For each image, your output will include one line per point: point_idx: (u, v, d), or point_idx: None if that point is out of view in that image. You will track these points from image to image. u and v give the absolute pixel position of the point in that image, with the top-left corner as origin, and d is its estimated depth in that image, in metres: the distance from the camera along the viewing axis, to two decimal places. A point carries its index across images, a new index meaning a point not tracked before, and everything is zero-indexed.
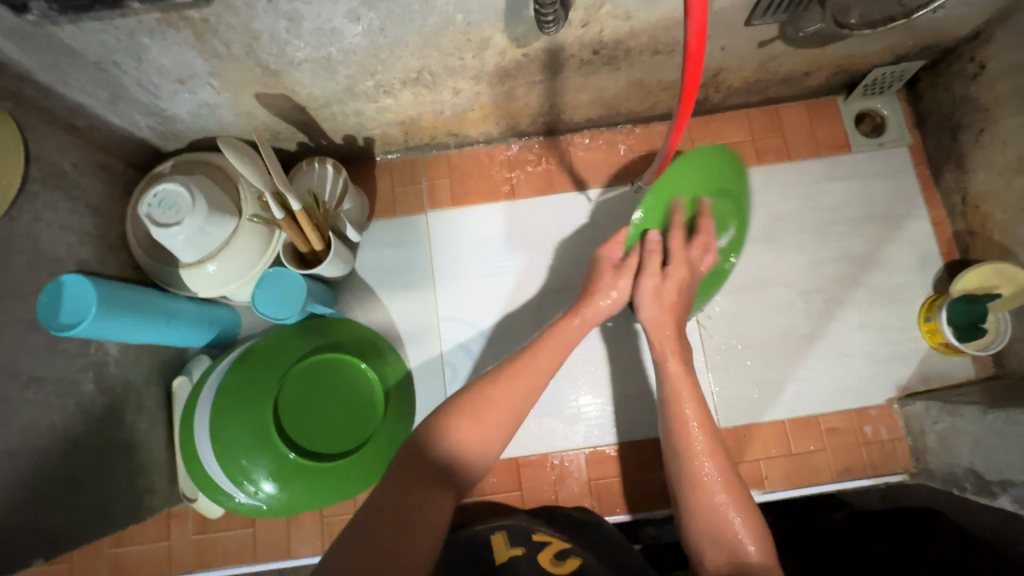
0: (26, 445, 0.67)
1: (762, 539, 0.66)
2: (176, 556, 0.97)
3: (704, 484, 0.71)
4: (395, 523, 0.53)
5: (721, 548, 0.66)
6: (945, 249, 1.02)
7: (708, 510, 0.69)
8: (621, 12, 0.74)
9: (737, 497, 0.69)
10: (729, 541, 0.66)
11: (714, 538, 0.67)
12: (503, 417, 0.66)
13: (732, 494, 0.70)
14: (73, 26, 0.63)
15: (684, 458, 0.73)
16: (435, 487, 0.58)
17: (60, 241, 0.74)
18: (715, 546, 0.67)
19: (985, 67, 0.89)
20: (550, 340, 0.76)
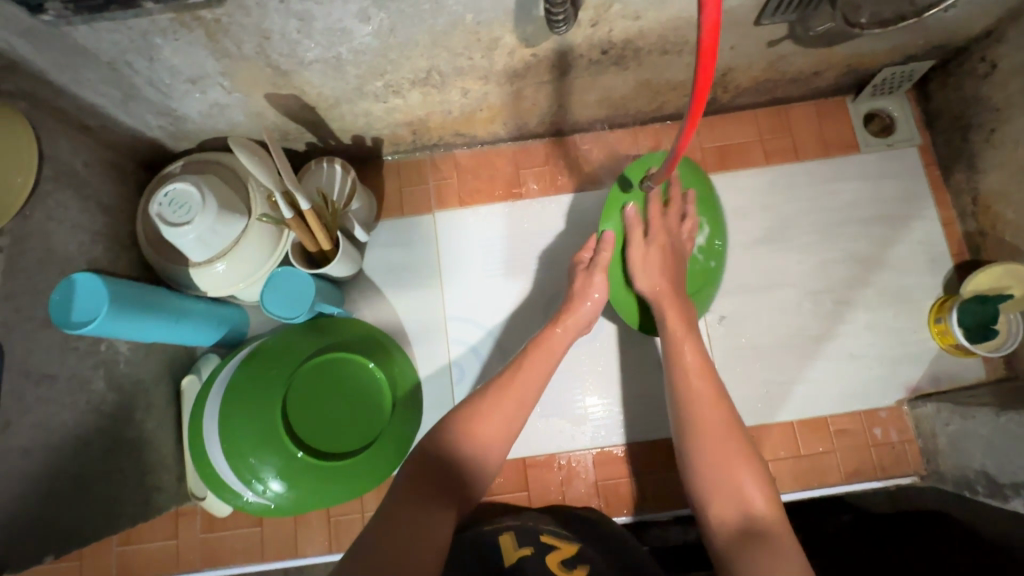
0: (37, 442, 0.68)
1: (771, 488, 0.65)
2: (184, 554, 0.97)
3: (711, 430, 0.70)
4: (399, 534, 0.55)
5: (731, 500, 0.64)
6: (955, 250, 1.01)
7: (713, 459, 0.67)
8: (630, 11, 0.74)
9: (743, 444, 0.68)
10: (735, 489, 0.65)
11: (720, 490, 0.65)
12: (485, 443, 0.67)
13: (739, 442, 0.68)
14: (87, 26, 0.64)
15: (690, 407, 0.73)
16: (433, 502, 0.60)
17: (72, 240, 0.75)
18: (720, 497, 0.65)
19: (996, 66, 0.88)
20: (535, 353, 0.77)
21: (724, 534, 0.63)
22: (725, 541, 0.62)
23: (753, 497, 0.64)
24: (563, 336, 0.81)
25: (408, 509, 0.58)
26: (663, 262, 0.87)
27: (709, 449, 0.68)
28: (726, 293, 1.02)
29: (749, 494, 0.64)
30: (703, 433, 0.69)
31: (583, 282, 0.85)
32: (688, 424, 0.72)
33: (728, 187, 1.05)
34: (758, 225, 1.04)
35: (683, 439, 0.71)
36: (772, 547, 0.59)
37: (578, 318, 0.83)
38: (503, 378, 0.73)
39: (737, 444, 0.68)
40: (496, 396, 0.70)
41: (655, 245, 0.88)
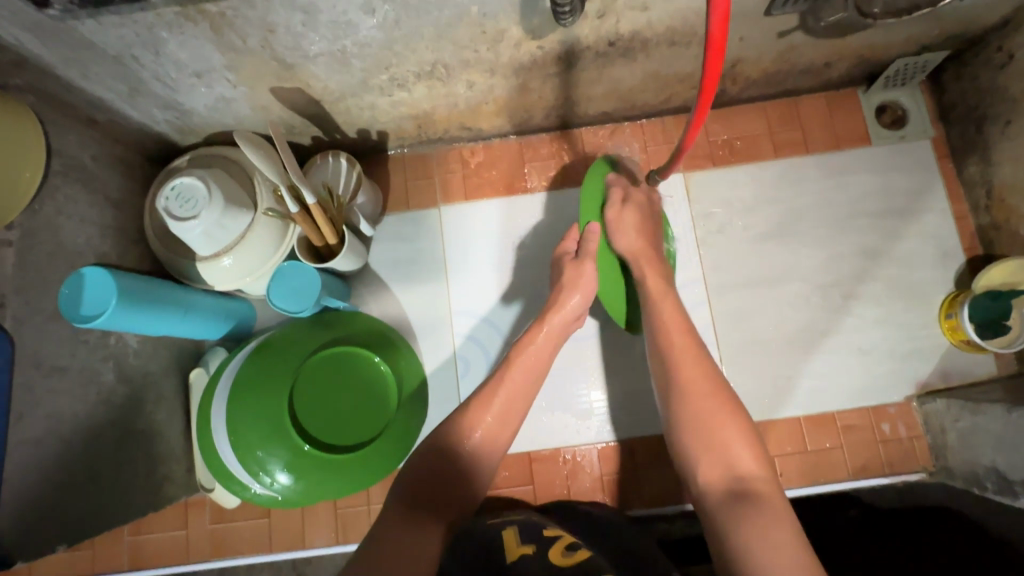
0: (49, 433, 0.69)
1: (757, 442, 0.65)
2: (193, 544, 0.98)
3: (698, 388, 0.69)
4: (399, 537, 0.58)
5: (721, 466, 0.64)
6: (967, 244, 1.00)
7: (699, 425, 0.67)
8: (638, 2, 0.73)
9: (728, 398, 0.68)
10: (721, 444, 0.64)
11: (706, 453, 0.65)
12: (475, 449, 0.68)
13: (726, 403, 0.67)
14: (93, 20, 0.64)
15: (672, 360, 0.73)
16: (425, 516, 0.61)
17: (80, 234, 0.75)
18: (707, 460, 0.65)
19: (1013, 56, 0.86)
20: (522, 363, 0.75)
21: (708, 492, 0.63)
22: (711, 499, 0.62)
23: (744, 458, 0.63)
24: (549, 336, 0.78)
25: (404, 521, 0.60)
26: (641, 222, 0.85)
27: (697, 408, 0.67)
28: (733, 287, 1.02)
29: (734, 447, 0.64)
30: (682, 386, 0.70)
31: (571, 275, 0.82)
32: (671, 380, 0.71)
33: (736, 180, 1.04)
34: (766, 219, 1.03)
35: (668, 397, 0.71)
36: (759, 506, 0.58)
37: (566, 314, 0.80)
38: (491, 384, 0.73)
39: (728, 406, 0.67)
40: (486, 405, 0.70)
41: (634, 202, 0.86)
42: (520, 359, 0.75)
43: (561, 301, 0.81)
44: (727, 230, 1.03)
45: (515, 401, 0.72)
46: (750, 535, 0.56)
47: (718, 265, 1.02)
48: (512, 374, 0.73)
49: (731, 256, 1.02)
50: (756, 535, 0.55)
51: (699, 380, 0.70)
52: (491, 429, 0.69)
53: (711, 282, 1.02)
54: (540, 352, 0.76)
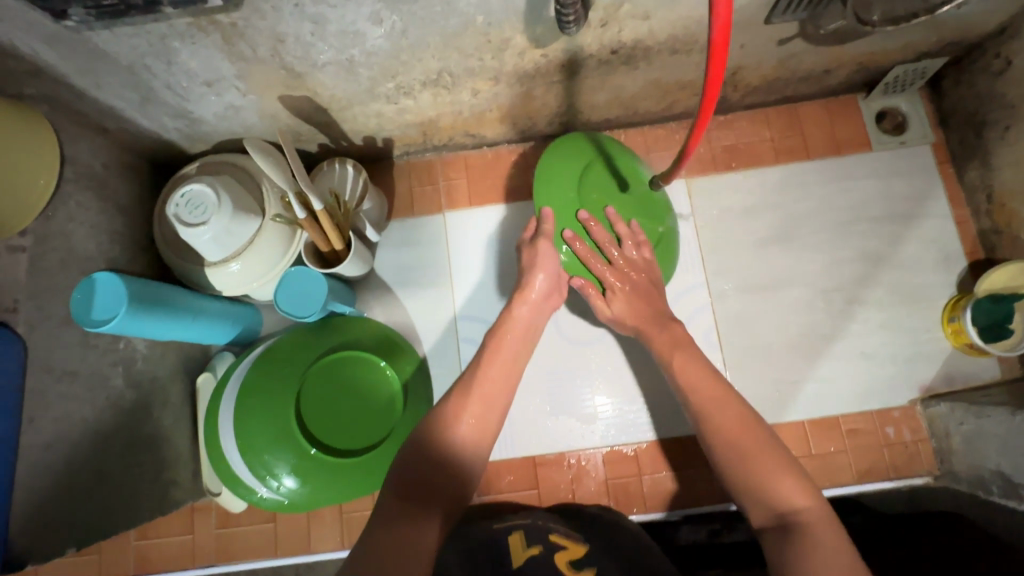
0: (59, 437, 0.69)
1: (796, 469, 0.65)
2: (199, 549, 0.99)
3: (727, 426, 0.70)
4: (401, 540, 0.58)
5: (768, 505, 0.64)
6: (969, 248, 1.00)
7: (737, 461, 0.67)
8: (640, 11, 0.74)
9: (766, 434, 0.68)
10: (765, 480, 0.64)
11: (758, 488, 0.65)
12: (462, 442, 0.68)
13: (758, 435, 0.68)
14: (108, 31, 0.65)
15: (700, 402, 0.75)
16: (420, 514, 0.61)
17: (91, 240, 0.77)
18: (760, 493, 0.64)
19: (1011, 63, 0.87)
20: (499, 360, 0.76)
21: (769, 531, 0.62)
22: (772, 538, 0.61)
23: (791, 491, 0.63)
24: (519, 332, 0.81)
25: (399, 517, 0.60)
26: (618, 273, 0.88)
27: (740, 446, 0.68)
28: (736, 292, 1.02)
29: (778, 480, 0.64)
30: (716, 431, 0.71)
31: (529, 257, 0.85)
32: (708, 426, 0.72)
33: (737, 186, 1.05)
34: (768, 223, 1.04)
35: (705, 440, 0.72)
36: (813, 542, 0.57)
37: (534, 296, 0.83)
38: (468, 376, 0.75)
39: (763, 441, 0.67)
40: (466, 400, 0.71)
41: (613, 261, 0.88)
42: (499, 355, 0.77)
43: (528, 284, 0.83)
44: (729, 235, 1.04)
45: (494, 396, 0.73)
46: (816, 566, 0.55)
47: (721, 269, 1.03)
48: (487, 369, 0.75)
49: (733, 262, 1.03)
50: (825, 567, 0.55)
51: (732, 419, 0.70)
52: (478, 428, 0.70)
53: (714, 287, 1.03)
54: (512, 351, 0.78)
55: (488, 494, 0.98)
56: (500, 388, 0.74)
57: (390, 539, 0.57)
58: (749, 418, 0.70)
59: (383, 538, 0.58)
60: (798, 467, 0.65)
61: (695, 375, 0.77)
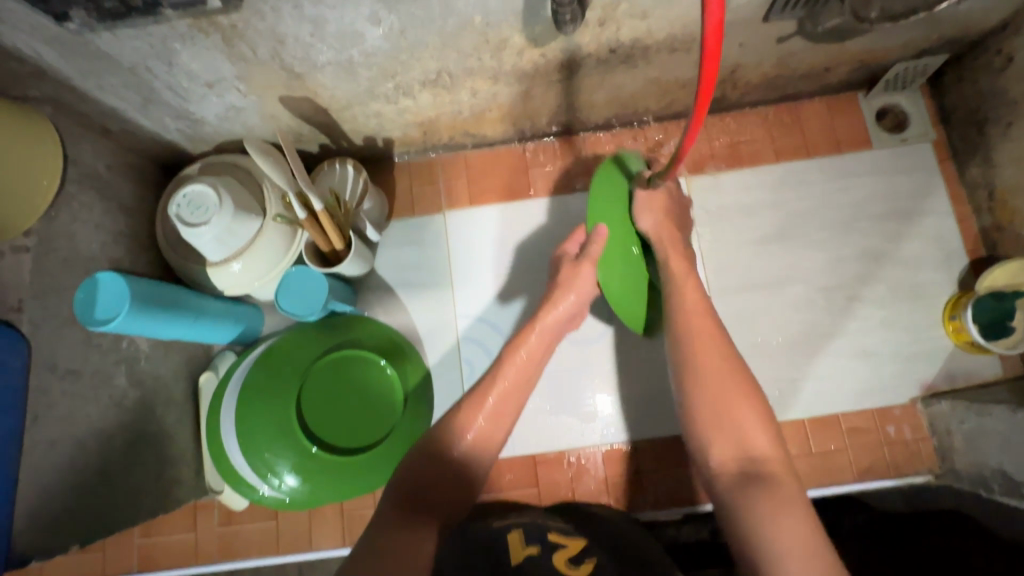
0: (64, 435, 0.70)
1: (773, 429, 0.66)
2: (202, 547, 0.99)
3: (711, 368, 0.71)
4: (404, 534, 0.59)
5: (733, 442, 0.65)
6: (971, 246, 1.00)
7: (708, 405, 0.68)
8: (638, 10, 0.74)
9: (746, 381, 0.69)
10: (737, 430, 0.65)
11: (719, 429, 0.66)
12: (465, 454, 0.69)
13: (739, 380, 0.69)
14: (109, 33, 0.66)
15: (683, 336, 0.75)
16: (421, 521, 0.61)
17: (95, 240, 0.78)
18: (723, 436, 0.66)
19: (1012, 59, 0.87)
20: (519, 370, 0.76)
21: (725, 476, 0.63)
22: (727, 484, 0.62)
23: (757, 437, 0.65)
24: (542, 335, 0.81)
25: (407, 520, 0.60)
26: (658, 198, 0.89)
27: (712, 393, 0.69)
28: (736, 290, 1.02)
29: (754, 436, 0.65)
30: (703, 374, 0.71)
31: (570, 273, 0.85)
32: (686, 368, 0.72)
33: (737, 184, 1.05)
34: (768, 221, 1.04)
35: (680, 376, 0.73)
36: (772, 487, 0.59)
37: (559, 315, 0.83)
38: (485, 384, 0.75)
39: (743, 386, 0.68)
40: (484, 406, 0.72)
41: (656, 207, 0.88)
42: (523, 365, 0.77)
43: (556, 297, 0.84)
44: (728, 234, 1.04)
45: (510, 403, 0.74)
46: (775, 521, 0.56)
47: (721, 268, 1.03)
48: (504, 374, 0.76)
49: (733, 260, 1.03)
50: (779, 513, 0.56)
51: (722, 367, 0.70)
52: (486, 426, 0.71)
53: (714, 285, 1.03)
54: (533, 363, 0.78)
55: (488, 493, 0.99)
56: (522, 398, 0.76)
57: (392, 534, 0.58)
58: (731, 365, 0.71)
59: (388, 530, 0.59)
60: (774, 425, 0.66)
61: (690, 313, 0.77)
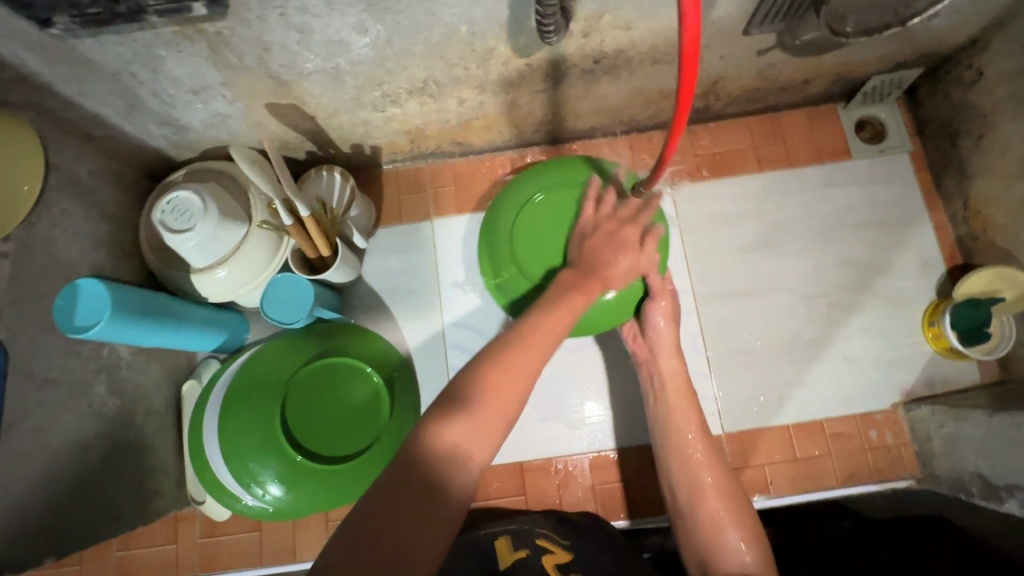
0: (39, 445, 0.69)
1: (758, 548, 0.70)
2: (183, 559, 0.97)
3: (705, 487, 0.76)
4: (403, 519, 0.48)
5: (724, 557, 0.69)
6: (947, 254, 1.02)
7: (706, 516, 0.74)
8: (621, 22, 0.76)
9: (736, 501, 0.75)
10: (728, 553, 0.70)
11: (712, 547, 0.71)
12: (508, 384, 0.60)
13: (726, 502, 0.74)
14: (93, 39, 0.66)
15: (676, 449, 0.81)
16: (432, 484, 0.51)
17: (75, 247, 0.77)
18: (714, 555, 0.70)
19: (983, 73, 0.90)
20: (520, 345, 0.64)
21: None
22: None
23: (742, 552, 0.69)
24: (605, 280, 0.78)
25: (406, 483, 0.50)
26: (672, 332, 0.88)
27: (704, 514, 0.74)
28: (721, 297, 1.03)
29: (736, 554, 0.69)
30: (707, 503, 0.75)
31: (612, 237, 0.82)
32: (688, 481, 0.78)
33: (721, 193, 1.07)
34: (750, 230, 1.05)
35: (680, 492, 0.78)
36: None
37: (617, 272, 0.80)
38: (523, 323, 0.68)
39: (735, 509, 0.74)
40: (471, 403, 0.57)
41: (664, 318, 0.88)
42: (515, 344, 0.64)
43: (592, 289, 0.76)
44: (713, 242, 1.05)
45: (512, 385, 0.60)
46: None
47: (706, 275, 1.04)
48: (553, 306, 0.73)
49: (718, 267, 1.04)
50: None
51: (717, 490, 0.76)
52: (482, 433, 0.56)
53: (699, 292, 1.04)
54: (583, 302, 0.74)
55: (475, 500, 0.98)
56: (526, 374, 0.61)
57: (384, 521, 0.48)
58: (721, 483, 0.76)
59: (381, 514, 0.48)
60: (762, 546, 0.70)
61: (678, 425, 0.83)
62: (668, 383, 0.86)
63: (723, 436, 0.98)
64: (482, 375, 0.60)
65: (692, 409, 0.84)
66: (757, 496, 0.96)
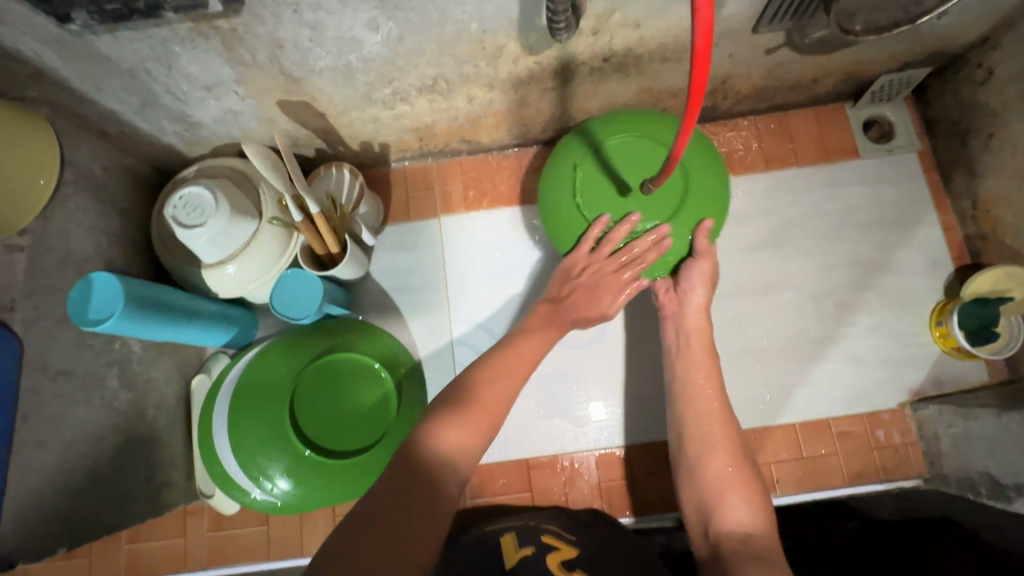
0: (53, 436, 0.70)
1: (760, 509, 0.69)
2: (191, 553, 0.98)
3: (714, 442, 0.76)
4: (404, 515, 0.52)
5: (724, 516, 0.70)
6: (955, 254, 1.02)
7: (713, 473, 0.74)
8: (631, 20, 0.76)
9: (740, 462, 0.74)
10: (729, 513, 0.69)
11: (715, 504, 0.71)
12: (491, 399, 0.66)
13: (734, 462, 0.74)
14: (110, 36, 0.67)
15: (687, 402, 0.81)
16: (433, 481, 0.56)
17: (89, 241, 0.78)
18: (717, 512, 0.70)
19: (992, 72, 0.90)
20: (506, 369, 0.70)
21: (722, 543, 0.67)
22: (725, 552, 0.65)
23: (743, 513, 0.69)
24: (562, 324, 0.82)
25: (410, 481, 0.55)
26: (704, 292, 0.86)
27: (711, 472, 0.74)
28: (728, 296, 1.04)
29: (737, 513, 0.69)
30: (716, 460, 0.74)
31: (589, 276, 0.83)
32: (696, 437, 0.77)
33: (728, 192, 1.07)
34: (758, 228, 1.05)
35: (688, 446, 0.78)
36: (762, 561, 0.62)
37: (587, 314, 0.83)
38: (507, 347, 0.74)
39: (743, 471, 0.73)
40: (463, 411, 0.63)
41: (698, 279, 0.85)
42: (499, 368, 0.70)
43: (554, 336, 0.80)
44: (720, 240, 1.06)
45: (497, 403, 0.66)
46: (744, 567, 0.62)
47: None
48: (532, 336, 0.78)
49: (725, 265, 1.05)
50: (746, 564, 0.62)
51: (727, 452, 0.75)
52: (469, 444, 0.61)
53: None
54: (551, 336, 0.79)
55: (481, 496, 0.99)
56: (507, 398, 0.67)
57: (388, 514, 0.52)
58: (733, 443, 0.76)
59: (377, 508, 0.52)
60: (766, 509, 0.70)
61: (691, 380, 0.82)
62: (691, 339, 0.85)
63: None
64: (473, 390, 0.66)
65: (711, 368, 0.83)
66: None
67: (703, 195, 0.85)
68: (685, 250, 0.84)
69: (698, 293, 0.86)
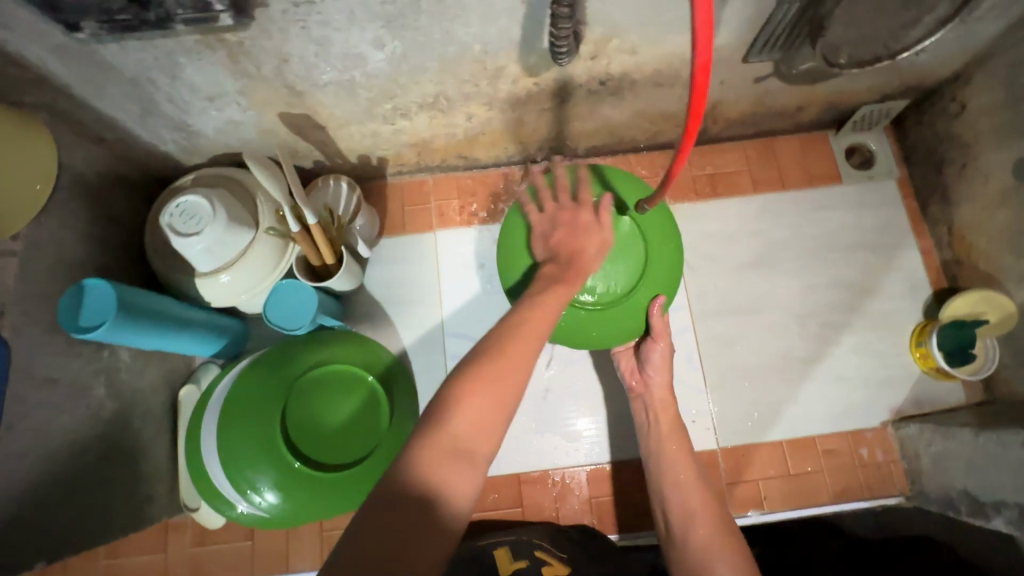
0: (37, 445, 0.68)
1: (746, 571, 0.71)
2: (172, 568, 0.95)
3: (698, 511, 0.79)
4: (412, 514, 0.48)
5: None
6: (933, 278, 1.06)
7: (698, 546, 0.75)
8: (628, 46, 0.79)
9: (721, 524, 0.77)
10: None
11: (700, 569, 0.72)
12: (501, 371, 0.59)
13: (716, 525, 0.77)
14: (116, 45, 0.67)
15: (670, 475, 0.85)
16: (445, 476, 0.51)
17: (81, 247, 0.77)
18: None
19: (965, 106, 0.95)
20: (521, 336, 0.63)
21: None
22: None
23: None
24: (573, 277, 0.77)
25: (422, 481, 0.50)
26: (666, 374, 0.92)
27: (700, 540, 0.76)
28: (716, 314, 1.06)
29: None
30: (697, 530, 0.77)
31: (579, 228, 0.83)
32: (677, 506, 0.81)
33: (717, 213, 1.10)
34: (746, 249, 1.08)
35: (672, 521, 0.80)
36: None
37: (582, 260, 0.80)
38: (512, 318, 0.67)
39: (729, 538, 0.75)
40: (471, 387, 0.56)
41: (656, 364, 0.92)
42: (514, 354, 0.61)
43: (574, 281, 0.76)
44: (709, 259, 1.08)
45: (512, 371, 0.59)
46: None
47: (703, 292, 1.07)
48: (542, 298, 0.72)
49: (714, 284, 1.07)
50: None
51: (709, 517, 0.78)
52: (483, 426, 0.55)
53: (696, 308, 1.06)
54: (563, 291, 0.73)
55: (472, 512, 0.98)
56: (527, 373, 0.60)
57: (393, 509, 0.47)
58: (712, 508, 0.79)
59: (373, 526, 0.46)
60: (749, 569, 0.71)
61: (665, 444, 0.88)
62: (659, 410, 0.91)
63: (719, 450, 1.00)
64: (483, 362, 0.59)
65: (680, 441, 0.88)
66: (750, 511, 0.97)
67: (663, 272, 0.91)
68: (643, 331, 0.91)
69: (654, 375, 0.92)
